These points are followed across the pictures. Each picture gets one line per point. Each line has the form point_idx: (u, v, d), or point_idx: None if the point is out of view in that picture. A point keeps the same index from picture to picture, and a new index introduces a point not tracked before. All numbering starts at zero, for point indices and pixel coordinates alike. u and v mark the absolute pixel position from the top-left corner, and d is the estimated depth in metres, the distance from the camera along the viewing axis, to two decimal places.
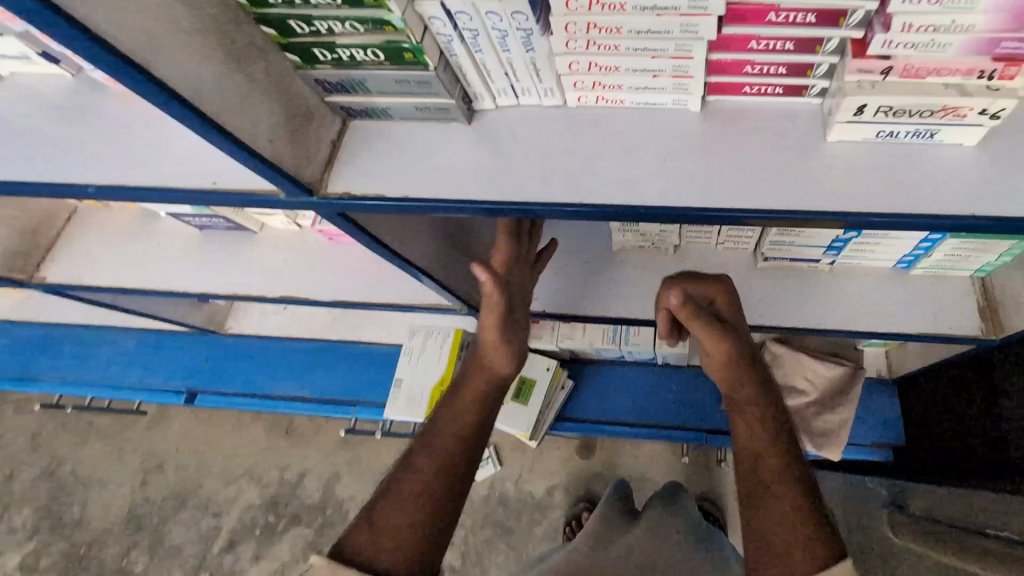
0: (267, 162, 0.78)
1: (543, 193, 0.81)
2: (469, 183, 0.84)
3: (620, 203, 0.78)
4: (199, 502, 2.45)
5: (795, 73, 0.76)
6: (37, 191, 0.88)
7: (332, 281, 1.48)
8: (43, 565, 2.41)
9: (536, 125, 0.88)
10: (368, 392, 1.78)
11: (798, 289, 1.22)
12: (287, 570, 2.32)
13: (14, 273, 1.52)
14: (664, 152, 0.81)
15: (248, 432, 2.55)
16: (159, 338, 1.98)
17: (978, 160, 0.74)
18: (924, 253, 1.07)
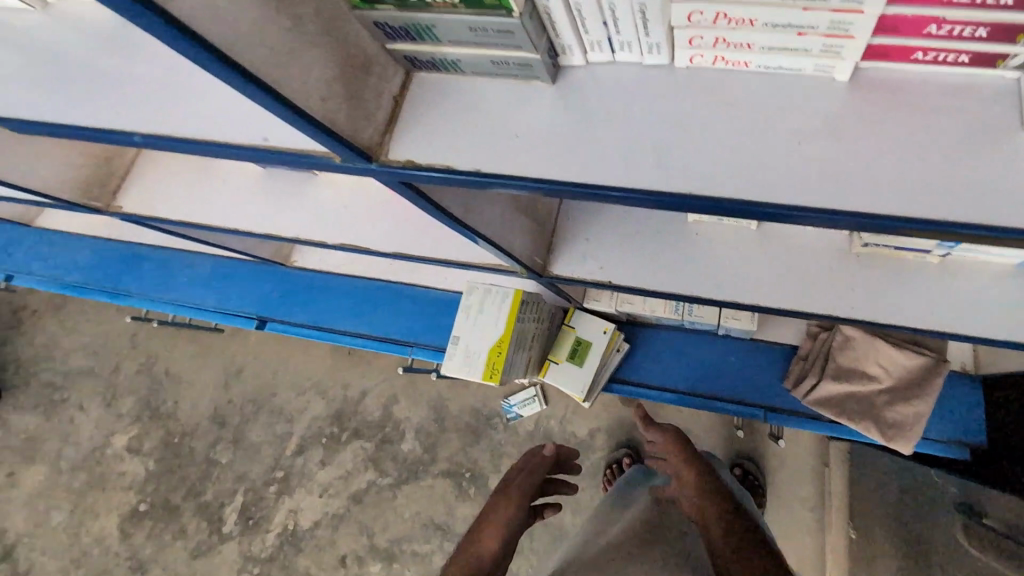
0: (313, 122, 0.66)
1: (642, 178, 0.71)
2: (553, 157, 0.74)
3: (718, 193, 0.68)
4: (274, 408, 2.69)
5: (999, 36, 0.61)
6: (91, 136, 0.82)
7: (394, 230, 1.47)
8: (146, 448, 2.74)
9: (637, 87, 0.76)
10: (426, 333, 1.83)
11: (894, 280, 1.12)
12: (351, 477, 2.54)
13: (93, 201, 1.59)
14: (799, 134, 0.69)
15: (315, 351, 2.74)
16: (233, 266, 2.08)
17: None
18: None
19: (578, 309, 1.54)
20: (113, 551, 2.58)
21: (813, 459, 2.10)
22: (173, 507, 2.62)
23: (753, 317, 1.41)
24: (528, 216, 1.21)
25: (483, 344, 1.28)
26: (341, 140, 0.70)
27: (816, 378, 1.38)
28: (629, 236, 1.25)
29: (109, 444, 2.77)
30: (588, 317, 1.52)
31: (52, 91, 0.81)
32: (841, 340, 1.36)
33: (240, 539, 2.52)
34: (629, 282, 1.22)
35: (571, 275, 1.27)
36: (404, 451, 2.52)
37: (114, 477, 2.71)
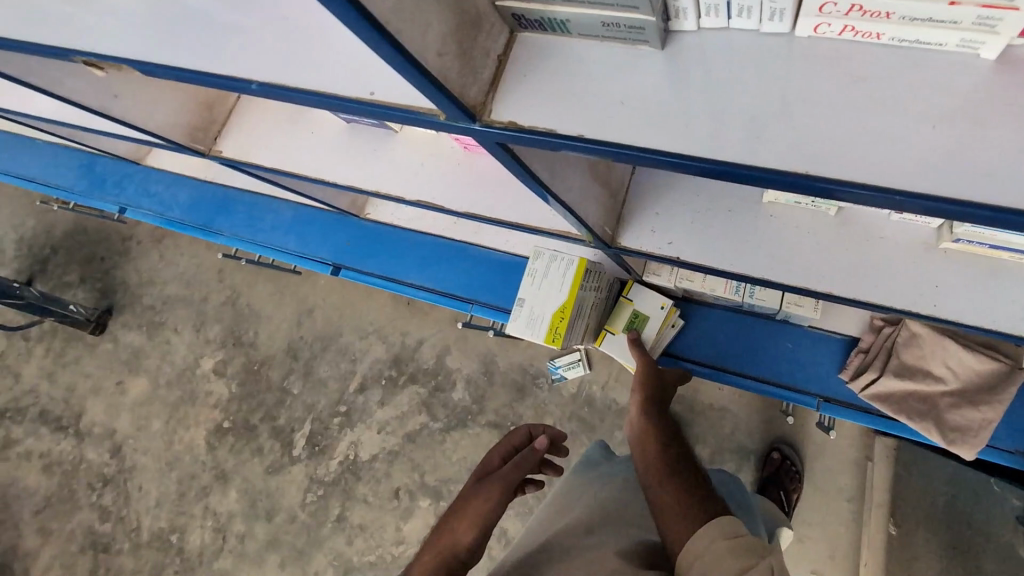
0: (432, 79, 0.68)
1: (751, 153, 0.67)
2: (652, 125, 0.72)
3: (838, 175, 0.63)
4: (340, 348, 2.91)
5: None
6: (206, 83, 0.86)
7: (466, 190, 1.53)
8: (229, 372, 3.05)
9: (751, 56, 0.71)
10: (485, 292, 1.91)
11: (984, 281, 1.08)
12: (405, 418, 2.73)
13: (196, 145, 1.72)
14: (934, 115, 0.63)
15: (378, 298, 2.91)
16: (311, 214, 2.23)
17: None
18: None
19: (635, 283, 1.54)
20: (202, 459, 2.95)
21: (858, 453, 2.06)
22: (251, 427, 2.93)
23: (817, 305, 1.39)
24: (600, 184, 1.21)
25: (547, 308, 1.34)
26: (450, 96, 0.71)
27: (877, 373, 1.34)
28: (701, 212, 1.25)
29: (198, 365, 3.10)
30: (645, 291, 1.53)
31: (168, 32, 0.83)
32: (906, 337, 1.34)
33: (307, 462, 2.80)
34: (695, 259, 1.23)
35: (640, 248, 1.27)
36: (455, 400, 2.67)
37: (203, 394, 3.05)
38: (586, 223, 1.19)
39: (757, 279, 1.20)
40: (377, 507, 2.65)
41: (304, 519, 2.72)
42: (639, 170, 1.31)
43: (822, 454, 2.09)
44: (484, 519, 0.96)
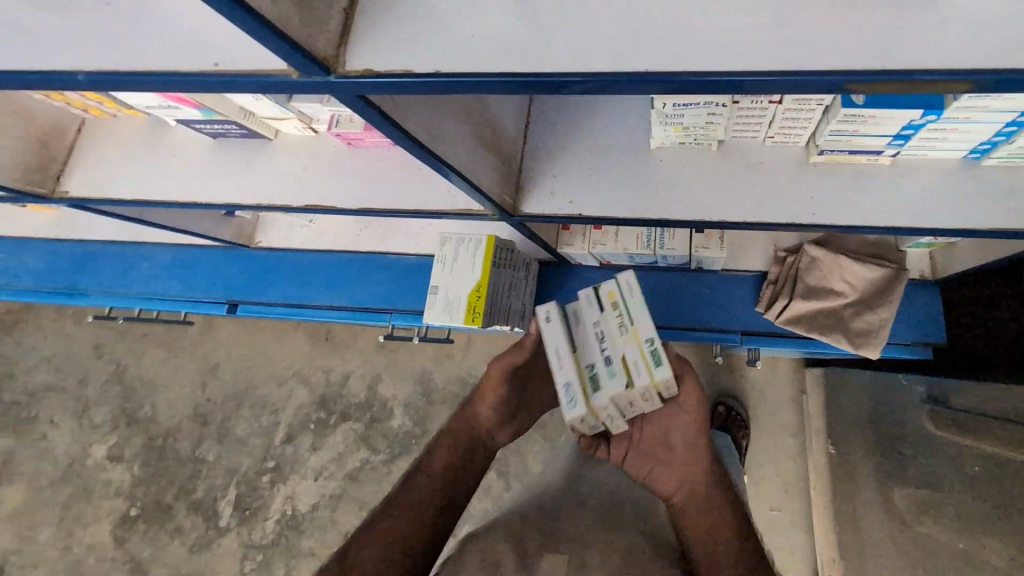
0: (272, 27, 0.64)
1: (612, 65, 0.69)
2: (503, 53, 0.72)
3: (689, 74, 0.67)
4: (257, 401, 2.63)
5: None
6: (36, 84, 0.80)
7: (359, 187, 1.44)
8: (128, 454, 2.67)
9: None
10: (402, 299, 1.68)
11: (853, 184, 1.20)
12: (343, 459, 2.49)
13: (34, 187, 1.51)
14: (748, 6, 0.68)
15: (291, 338, 2.69)
16: (195, 254, 1.99)
17: None
18: (1004, 140, 1.05)
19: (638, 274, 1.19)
20: (109, 558, 2.53)
21: (789, 389, 2.17)
22: (165, 508, 2.57)
23: (723, 244, 1.36)
24: (490, 149, 1.19)
25: (462, 289, 1.29)
26: (295, 46, 0.67)
27: (786, 300, 1.41)
28: (596, 167, 1.28)
29: (89, 455, 2.69)
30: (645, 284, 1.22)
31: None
32: (808, 261, 1.41)
33: (239, 530, 2.48)
34: (600, 214, 1.25)
35: (542, 212, 1.27)
36: (395, 427, 2.48)
37: (99, 486, 2.64)
38: (484, 193, 1.17)
39: (661, 221, 1.25)
40: None
41: None
42: (529, 139, 1.32)
43: (755, 397, 2.19)
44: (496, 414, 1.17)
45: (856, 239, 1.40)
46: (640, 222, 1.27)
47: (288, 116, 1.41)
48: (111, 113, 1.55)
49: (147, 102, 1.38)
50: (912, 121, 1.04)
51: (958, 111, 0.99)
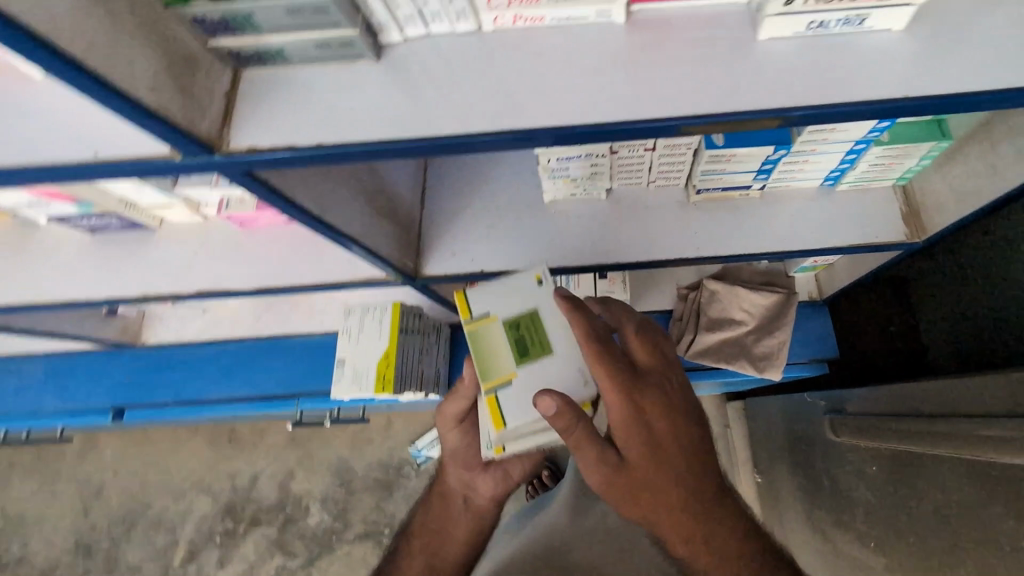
0: (153, 112, 0.64)
1: (486, 124, 0.73)
2: (373, 123, 0.75)
3: (568, 125, 0.73)
4: (150, 521, 2.26)
5: None
6: None
7: (250, 264, 1.37)
8: None
9: (447, 55, 0.79)
10: (308, 382, 1.52)
11: (732, 218, 1.32)
12: (256, 571, 2.19)
13: None
14: (588, 68, 0.76)
15: (189, 445, 2.35)
16: (67, 363, 1.67)
17: (899, 46, 0.73)
18: (850, 166, 1.21)
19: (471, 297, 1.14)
20: None
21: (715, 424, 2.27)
22: None
23: (626, 286, 1.39)
24: (388, 216, 1.21)
25: (369, 359, 1.24)
26: (176, 127, 0.67)
27: (692, 334, 1.44)
28: (497, 221, 1.33)
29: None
30: (498, 296, 1.14)
31: None
32: (708, 296, 1.44)
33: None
34: (499, 268, 1.28)
35: (445, 273, 1.29)
36: (312, 526, 2.22)
37: None
38: (385, 259, 1.18)
39: (558, 268, 1.31)
40: None
41: None
42: (428, 205, 1.36)
43: None
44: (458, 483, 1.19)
45: (748, 269, 1.45)
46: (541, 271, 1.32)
47: (173, 204, 1.31)
48: None
49: (16, 199, 1.25)
50: (768, 158, 1.17)
51: (804, 144, 1.13)
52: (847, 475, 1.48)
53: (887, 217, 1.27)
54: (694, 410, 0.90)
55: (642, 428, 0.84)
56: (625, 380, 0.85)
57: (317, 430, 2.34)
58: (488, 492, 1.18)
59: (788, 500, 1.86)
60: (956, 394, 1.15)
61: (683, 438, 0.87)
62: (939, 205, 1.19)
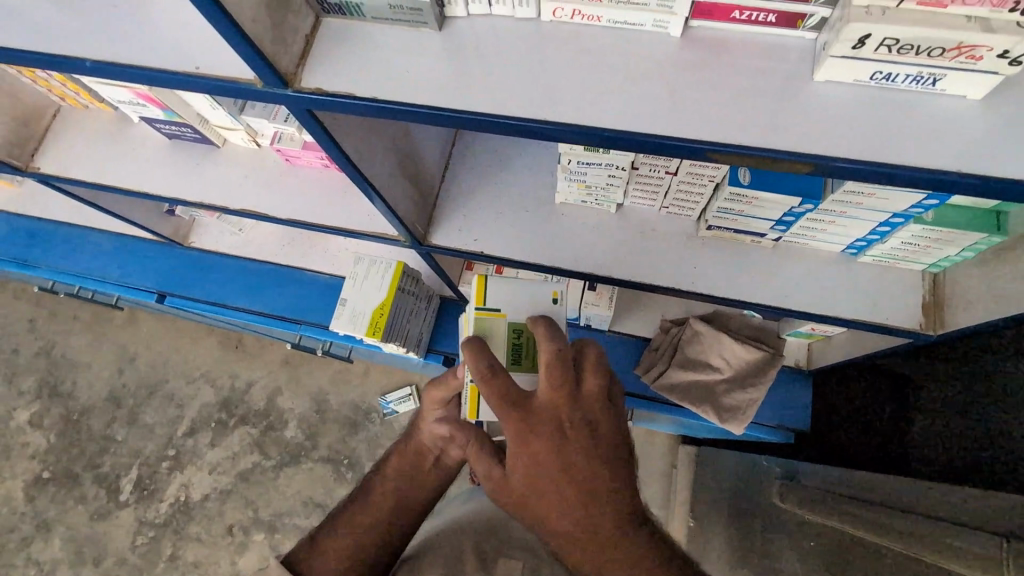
0: (250, 42, 0.55)
1: (476, 101, 0.59)
2: (413, 84, 0.61)
3: (599, 125, 0.57)
4: (166, 394, 2.57)
5: (785, 24, 0.56)
6: None
7: (247, 185, 1.29)
8: (46, 422, 2.57)
9: (502, 41, 0.61)
10: (313, 312, 1.71)
11: (737, 265, 1.08)
12: (237, 460, 2.47)
13: (9, 159, 1.31)
14: (637, 76, 0.58)
15: (205, 341, 2.63)
16: (134, 244, 1.88)
17: (974, 121, 0.52)
18: (879, 239, 0.94)
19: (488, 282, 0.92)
20: (20, 511, 2.46)
21: (664, 461, 2.23)
22: (74, 475, 2.50)
23: (611, 303, 1.41)
24: (411, 183, 1.05)
25: (364, 304, 1.27)
26: (266, 60, 0.57)
27: (664, 366, 1.49)
28: (504, 213, 1.13)
29: (9, 418, 2.58)
30: (511, 290, 0.92)
31: None
32: (690, 334, 1.47)
33: (136, 507, 2.44)
34: (476, 250, 1.12)
35: (447, 246, 1.13)
36: (287, 438, 2.48)
37: (14, 448, 2.54)
38: (403, 223, 1.05)
39: (529, 267, 1.11)
40: (211, 546, 2.37)
41: (134, 563, 2.37)
42: (444, 179, 1.16)
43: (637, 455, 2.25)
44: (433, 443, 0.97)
45: (738, 320, 1.45)
46: (513, 265, 1.13)
47: (234, 127, 1.21)
48: (81, 100, 1.35)
49: (111, 95, 1.16)
50: (791, 209, 0.91)
51: (834, 204, 0.87)
52: (782, 541, 1.47)
53: (905, 303, 1.01)
54: (612, 447, 0.69)
55: (531, 470, 0.68)
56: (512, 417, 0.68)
57: (309, 358, 2.57)
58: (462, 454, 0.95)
59: (715, 552, 1.85)
60: (910, 495, 1.12)
61: (586, 487, 0.68)
62: (969, 303, 0.92)
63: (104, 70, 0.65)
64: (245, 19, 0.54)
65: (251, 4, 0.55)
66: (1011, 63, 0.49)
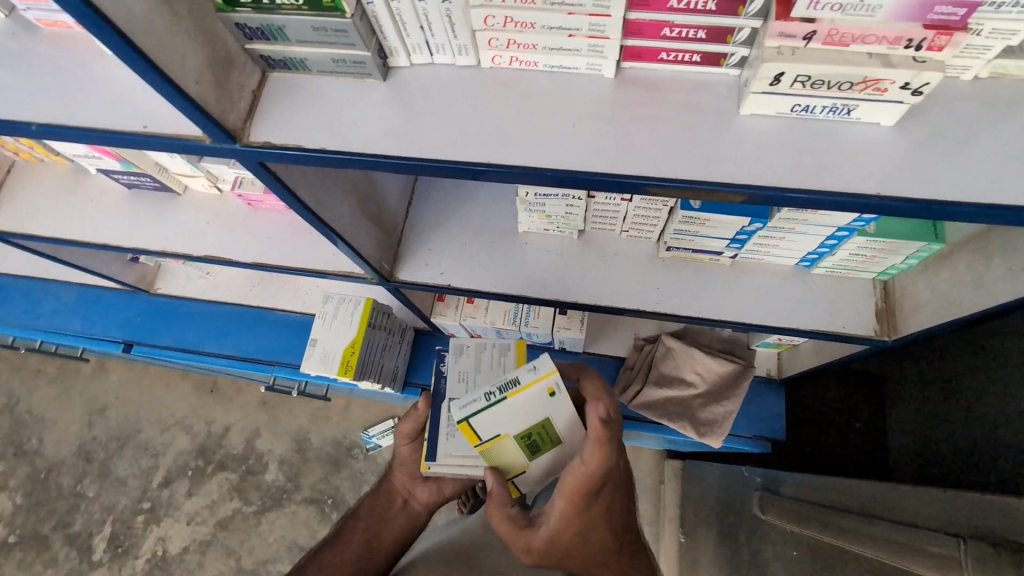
0: (194, 104, 0.56)
1: (424, 149, 0.61)
2: (360, 135, 0.62)
3: (545, 166, 0.59)
4: (139, 444, 2.49)
5: (709, 62, 0.59)
6: None
7: (212, 231, 1.28)
8: (11, 484, 2.46)
9: (443, 89, 0.64)
10: (286, 352, 1.69)
11: (698, 283, 1.10)
12: (216, 508, 2.39)
13: None
14: (574, 116, 0.61)
15: (178, 387, 2.57)
16: (98, 293, 1.84)
17: (892, 148, 0.56)
18: (828, 251, 0.98)
19: (473, 424, 0.79)
20: None
21: (650, 478, 2.22)
22: (42, 537, 2.39)
23: (583, 325, 1.42)
24: (373, 222, 1.05)
25: (336, 344, 1.26)
26: (213, 120, 0.58)
27: (640, 385, 1.50)
28: (469, 245, 1.15)
29: None
30: (499, 387, 0.92)
31: None
32: (662, 351, 1.49)
33: (110, 566, 2.33)
34: (443, 283, 1.13)
35: (413, 281, 1.14)
36: (268, 481, 2.41)
37: None
38: (370, 263, 1.06)
39: (496, 296, 1.13)
40: None
41: None
42: (410, 216, 1.17)
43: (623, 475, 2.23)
44: (404, 484, 1.00)
45: (709, 334, 1.48)
46: (479, 296, 1.14)
47: (194, 174, 1.20)
48: (31, 153, 1.32)
49: (65, 148, 1.16)
50: (742, 228, 0.94)
51: (782, 222, 0.90)
52: (766, 551, 1.47)
53: (860, 311, 1.04)
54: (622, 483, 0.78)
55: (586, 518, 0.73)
56: (585, 488, 0.72)
57: (287, 398, 2.53)
58: (429, 497, 0.99)
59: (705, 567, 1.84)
60: (877, 496, 1.10)
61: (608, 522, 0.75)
62: (916, 308, 0.96)
63: (50, 131, 0.65)
64: (188, 82, 0.55)
65: (193, 67, 0.56)
66: (914, 94, 0.53)
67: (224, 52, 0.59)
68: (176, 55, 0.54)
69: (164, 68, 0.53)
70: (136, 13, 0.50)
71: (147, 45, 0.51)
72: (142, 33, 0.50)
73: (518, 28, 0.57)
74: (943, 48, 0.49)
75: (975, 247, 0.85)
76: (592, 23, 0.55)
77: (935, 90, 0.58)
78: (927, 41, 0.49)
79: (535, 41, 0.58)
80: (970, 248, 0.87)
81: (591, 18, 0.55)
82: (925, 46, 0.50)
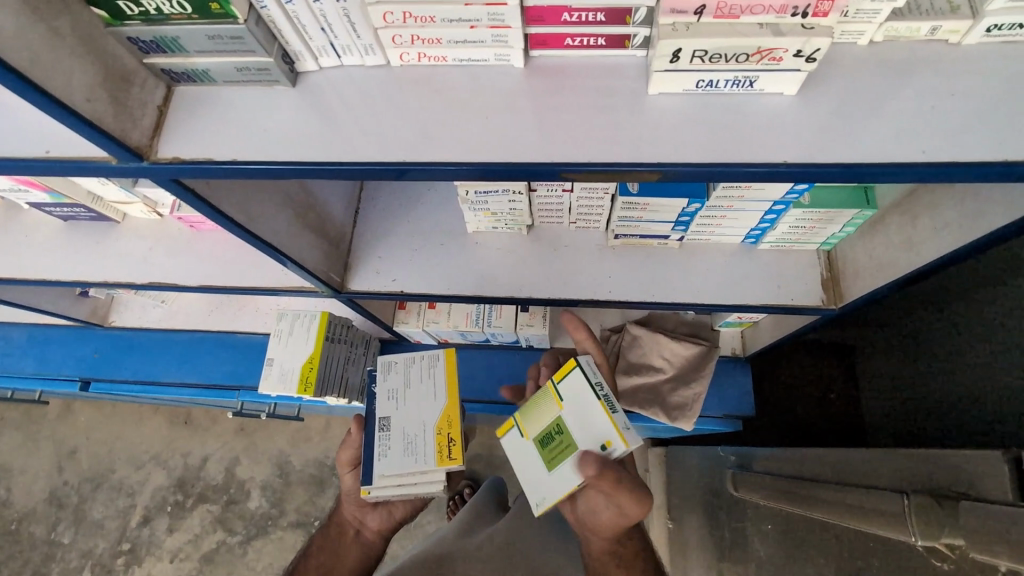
0: (90, 125, 0.54)
1: (338, 152, 0.60)
2: (271, 144, 0.61)
3: (461, 159, 0.58)
4: (113, 484, 2.41)
5: (614, 44, 0.60)
6: None
7: (157, 257, 1.24)
8: None
9: (356, 90, 0.63)
10: (252, 376, 1.65)
11: (652, 268, 1.11)
12: (199, 542, 2.32)
13: None
14: (488, 108, 0.60)
15: (149, 421, 2.50)
16: (51, 332, 1.78)
17: (797, 115, 0.57)
18: (770, 226, 0.99)
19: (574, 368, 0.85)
20: None
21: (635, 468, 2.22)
22: None
23: (546, 321, 1.40)
24: (317, 233, 1.04)
25: (292, 362, 1.23)
26: (114, 139, 0.56)
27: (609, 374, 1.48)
28: (418, 250, 1.13)
29: None
30: (429, 398, 0.94)
31: None
32: (629, 339, 1.50)
33: None
34: (395, 290, 1.11)
35: (365, 290, 1.12)
36: (251, 509, 2.36)
37: None
38: (318, 276, 1.04)
39: (451, 297, 1.12)
40: None
41: None
42: (358, 225, 1.16)
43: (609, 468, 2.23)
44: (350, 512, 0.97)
45: (672, 319, 1.49)
46: (433, 299, 1.13)
47: (131, 200, 1.17)
48: None
49: None
50: (683, 210, 0.95)
51: (720, 200, 0.91)
52: (746, 530, 1.48)
53: (808, 282, 1.06)
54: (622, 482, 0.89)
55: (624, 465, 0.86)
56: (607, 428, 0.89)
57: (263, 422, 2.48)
58: (380, 523, 0.96)
59: (695, 551, 1.84)
60: (842, 465, 1.11)
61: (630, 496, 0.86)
62: (858, 274, 0.98)
63: None
64: (78, 100, 0.53)
65: (84, 85, 0.54)
66: (809, 61, 0.54)
67: (120, 68, 0.58)
68: (61, 74, 0.52)
69: (49, 88, 0.51)
70: (8, 32, 0.48)
71: (24, 63, 0.49)
72: (17, 51, 0.48)
73: (420, 25, 0.57)
74: (827, 14, 0.51)
75: (905, 210, 0.88)
76: (490, 14, 0.55)
77: (830, 58, 0.59)
78: (812, 7, 0.50)
79: (438, 35, 0.58)
80: (900, 210, 0.89)
81: (488, 11, 0.55)
82: (811, 12, 0.51)
